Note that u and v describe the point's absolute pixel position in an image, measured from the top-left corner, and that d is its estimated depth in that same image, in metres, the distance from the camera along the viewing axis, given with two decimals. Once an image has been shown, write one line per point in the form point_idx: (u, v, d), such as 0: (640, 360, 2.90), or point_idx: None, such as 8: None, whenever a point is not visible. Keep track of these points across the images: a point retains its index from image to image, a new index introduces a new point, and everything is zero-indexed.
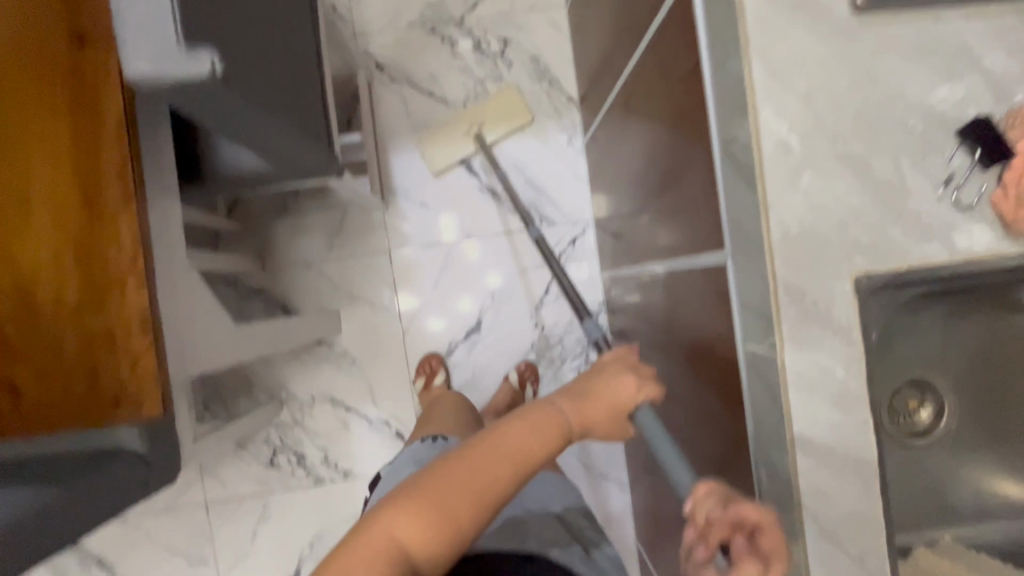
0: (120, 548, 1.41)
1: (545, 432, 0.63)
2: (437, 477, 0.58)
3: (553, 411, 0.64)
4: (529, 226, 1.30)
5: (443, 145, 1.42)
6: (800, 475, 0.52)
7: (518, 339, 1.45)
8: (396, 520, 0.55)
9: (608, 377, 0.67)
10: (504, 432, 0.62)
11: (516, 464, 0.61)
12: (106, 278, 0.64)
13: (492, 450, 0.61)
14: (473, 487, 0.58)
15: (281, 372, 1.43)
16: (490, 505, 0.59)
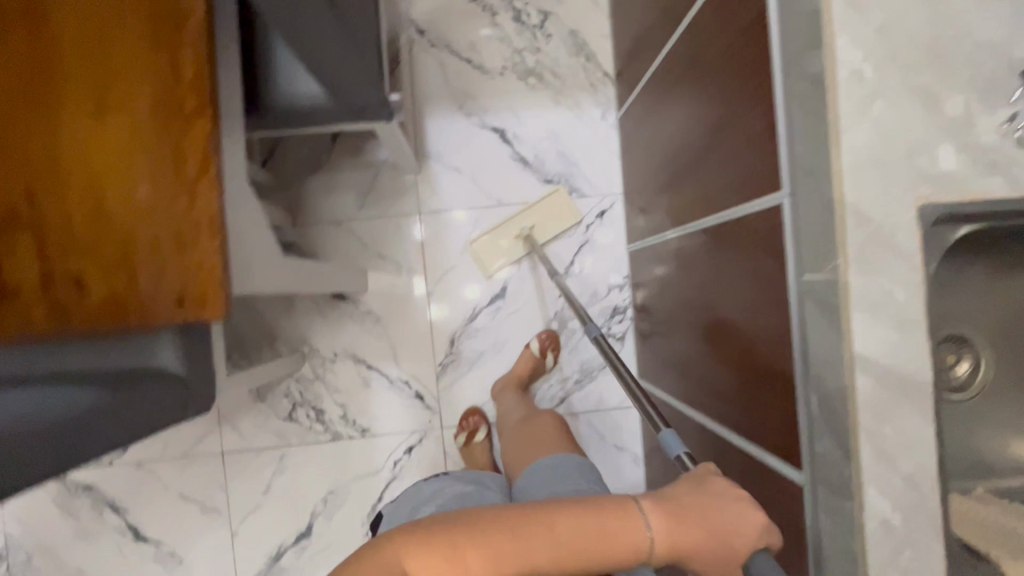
0: (133, 491, 1.42)
1: (625, 545, 0.56)
2: (475, 535, 0.54)
3: (641, 520, 0.57)
4: (586, 322, 1.11)
5: (493, 245, 1.44)
6: (857, 393, 0.54)
7: (541, 307, 1.46)
8: (414, 559, 0.52)
9: (731, 508, 0.58)
10: (568, 522, 0.55)
11: (566, 562, 0.55)
12: (178, 181, 0.66)
13: (546, 536, 0.55)
14: (505, 564, 0.53)
15: (305, 327, 1.43)
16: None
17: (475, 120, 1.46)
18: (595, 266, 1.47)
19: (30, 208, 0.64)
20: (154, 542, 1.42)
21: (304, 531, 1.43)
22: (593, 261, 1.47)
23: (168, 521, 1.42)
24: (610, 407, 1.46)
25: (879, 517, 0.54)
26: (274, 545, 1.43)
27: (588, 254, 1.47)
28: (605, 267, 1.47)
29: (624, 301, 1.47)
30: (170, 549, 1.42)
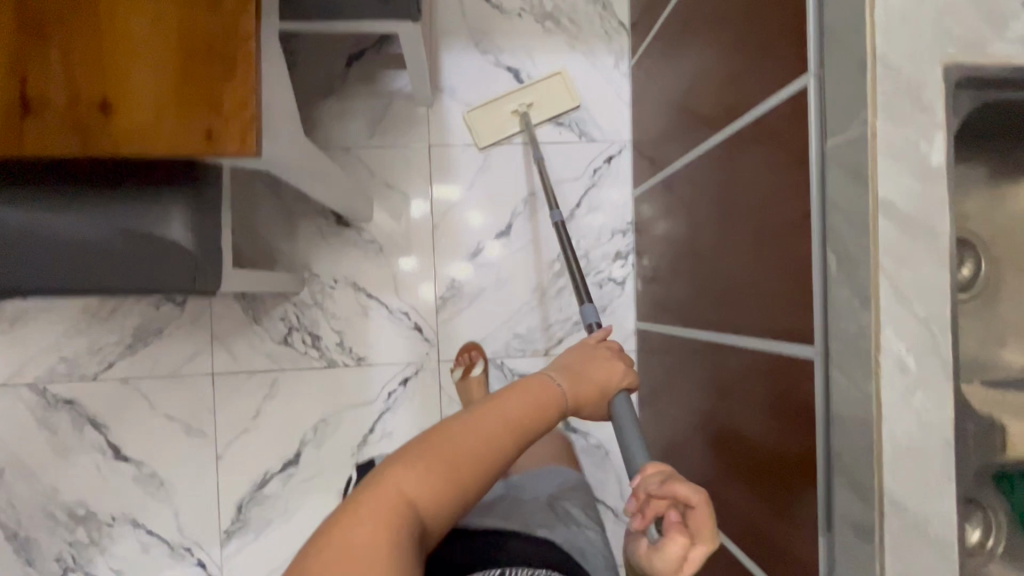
0: (116, 408, 1.38)
1: (542, 393, 0.73)
2: (440, 440, 0.63)
3: (549, 380, 0.75)
4: (552, 208, 1.27)
5: (492, 120, 1.44)
6: (879, 236, 0.57)
7: (545, 247, 1.47)
8: (402, 474, 0.60)
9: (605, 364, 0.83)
10: (501, 402, 0.69)
11: (512, 428, 0.67)
12: (214, 11, 0.65)
13: (487, 417, 0.67)
14: (468, 448, 0.63)
15: (307, 251, 1.42)
16: (480, 471, 0.63)
17: (490, 58, 1.48)
18: (600, 209, 1.49)
19: (62, 34, 0.63)
20: (134, 462, 1.38)
21: (292, 458, 1.41)
22: (599, 204, 1.49)
23: (151, 441, 1.39)
24: None
25: (896, 357, 0.56)
26: (260, 471, 1.40)
27: (595, 197, 1.49)
28: (610, 212, 1.49)
29: (627, 246, 1.49)
30: (151, 470, 1.38)
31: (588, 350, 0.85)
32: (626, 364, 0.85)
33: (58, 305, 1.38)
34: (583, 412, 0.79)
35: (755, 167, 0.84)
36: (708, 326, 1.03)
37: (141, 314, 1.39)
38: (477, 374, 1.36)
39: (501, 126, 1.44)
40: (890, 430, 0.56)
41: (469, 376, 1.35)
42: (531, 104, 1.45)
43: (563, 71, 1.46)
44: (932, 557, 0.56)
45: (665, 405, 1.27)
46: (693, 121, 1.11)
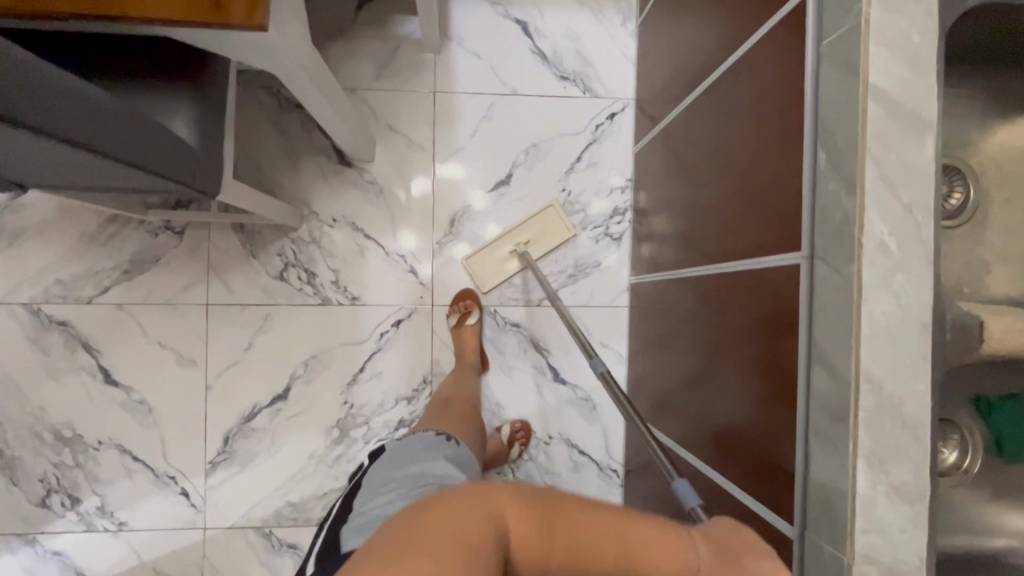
0: (109, 333, 1.39)
1: (677, 564, 0.61)
2: (568, 511, 0.58)
3: (690, 545, 0.64)
4: (592, 357, 1.14)
5: (489, 265, 1.44)
6: (868, 121, 0.58)
7: (543, 199, 1.48)
8: (518, 509, 0.56)
9: (753, 554, 0.66)
10: (632, 527, 0.60)
11: (631, 560, 0.59)
12: None
13: (616, 533, 0.59)
14: (591, 541, 0.58)
15: (308, 188, 1.44)
16: (578, 571, 0.57)
17: (500, 10, 1.49)
18: (601, 164, 1.50)
19: None
20: (124, 388, 1.39)
21: (281, 393, 1.41)
22: (600, 160, 1.50)
23: (142, 368, 1.39)
24: (600, 304, 1.49)
25: (877, 239, 0.57)
26: (248, 404, 1.41)
27: (596, 152, 1.50)
28: (610, 168, 1.50)
29: (625, 203, 1.50)
30: (140, 397, 1.39)
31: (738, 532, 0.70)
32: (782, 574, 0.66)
33: (57, 228, 1.39)
34: None
35: (753, 91, 0.85)
36: (706, 263, 1.04)
37: (139, 242, 1.40)
38: (472, 323, 1.40)
39: (499, 269, 1.45)
40: (869, 310, 0.57)
41: (463, 324, 1.40)
42: (527, 244, 1.45)
43: (555, 204, 1.47)
44: (902, 437, 0.58)
45: (659, 353, 1.29)
46: (694, 69, 1.13)
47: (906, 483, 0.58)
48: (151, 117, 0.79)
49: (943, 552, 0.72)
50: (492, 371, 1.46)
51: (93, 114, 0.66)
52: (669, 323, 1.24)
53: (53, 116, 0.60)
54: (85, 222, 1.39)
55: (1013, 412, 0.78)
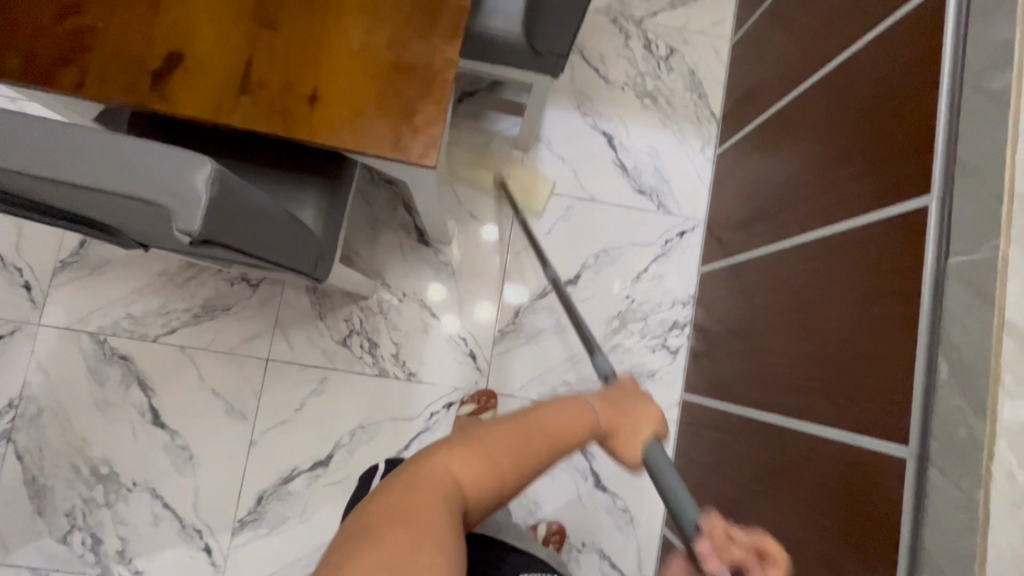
0: (167, 373, 1.40)
1: (572, 423, 0.63)
2: (488, 438, 0.58)
3: (582, 402, 0.65)
4: (548, 268, 1.27)
5: (474, 160, 1.54)
6: (1004, 352, 0.61)
7: (607, 304, 1.52)
8: (448, 460, 0.55)
9: (630, 403, 0.69)
10: (538, 416, 0.61)
11: (556, 441, 0.61)
12: (425, 44, 0.74)
13: (530, 434, 0.59)
14: (520, 453, 0.58)
15: (385, 261, 1.48)
16: (518, 475, 0.58)
17: (588, 120, 1.59)
18: (666, 277, 1.55)
19: (286, 40, 0.73)
20: (169, 431, 1.38)
21: (323, 460, 1.40)
22: (665, 273, 1.55)
23: (191, 413, 1.39)
24: None
25: (1007, 469, 0.60)
26: (289, 466, 1.39)
27: (662, 265, 1.55)
28: (674, 282, 1.54)
29: (685, 318, 1.53)
30: (183, 442, 1.38)
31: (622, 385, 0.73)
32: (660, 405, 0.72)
33: (138, 263, 1.43)
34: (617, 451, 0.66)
35: (855, 269, 0.90)
36: (776, 412, 1.06)
37: (213, 287, 1.44)
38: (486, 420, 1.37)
39: (473, 171, 1.53)
40: (994, 538, 0.60)
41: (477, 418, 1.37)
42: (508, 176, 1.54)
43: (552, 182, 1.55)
44: None
45: (707, 480, 1.28)
46: (778, 216, 1.19)
47: None
48: (295, 215, 0.84)
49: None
50: None
51: (264, 226, 0.71)
52: (722, 454, 1.24)
53: (241, 231, 0.65)
54: (166, 262, 1.43)
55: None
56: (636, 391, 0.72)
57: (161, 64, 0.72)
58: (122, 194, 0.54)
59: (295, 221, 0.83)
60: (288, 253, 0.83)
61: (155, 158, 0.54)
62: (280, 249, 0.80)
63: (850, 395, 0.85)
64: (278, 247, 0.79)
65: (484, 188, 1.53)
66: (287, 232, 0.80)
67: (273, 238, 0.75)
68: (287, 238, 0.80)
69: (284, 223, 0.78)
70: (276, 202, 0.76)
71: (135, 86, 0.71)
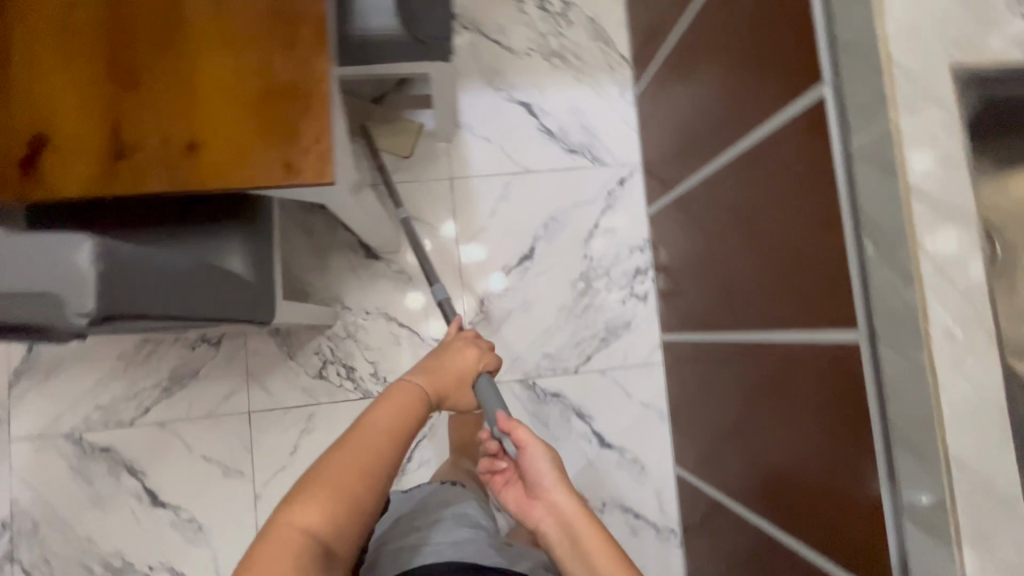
0: (153, 452, 1.38)
1: (397, 417, 0.83)
2: (327, 471, 0.73)
3: (410, 386, 0.89)
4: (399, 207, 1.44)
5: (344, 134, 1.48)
6: (916, 217, 0.64)
7: (567, 268, 1.52)
8: (299, 513, 0.68)
9: (451, 356, 1.03)
10: (371, 422, 0.80)
11: (392, 437, 0.79)
12: (292, 62, 0.72)
13: (367, 451, 0.76)
14: (363, 472, 0.74)
15: (340, 284, 1.47)
16: (367, 488, 0.74)
17: (503, 94, 1.58)
18: (618, 228, 1.55)
19: (148, 92, 0.71)
20: (172, 508, 1.37)
21: None
22: (616, 224, 1.55)
23: (188, 485, 1.38)
24: (634, 363, 1.51)
25: (944, 328, 0.62)
26: None
27: (611, 217, 1.56)
28: (627, 230, 1.55)
29: (646, 262, 1.54)
30: (189, 515, 1.37)
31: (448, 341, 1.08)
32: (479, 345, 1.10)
33: (94, 352, 1.40)
34: (444, 398, 0.98)
35: (777, 176, 0.91)
36: (745, 330, 1.07)
37: (176, 356, 1.42)
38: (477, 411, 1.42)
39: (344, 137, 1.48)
40: (947, 396, 0.61)
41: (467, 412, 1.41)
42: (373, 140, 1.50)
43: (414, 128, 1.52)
44: (998, 513, 0.60)
45: (702, 411, 1.31)
46: (704, 140, 1.20)
47: (1014, 563, 0.59)
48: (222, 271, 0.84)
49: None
50: None
51: (184, 291, 0.70)
52: (709, 384, 1.26)
53: (156, 294, 0.64)
54: (121, 344, 1.41)
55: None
56: (467, 342, 1.09)
57: (27, 150, 0.70)
58: (14, 292, 0.53)
59: (221, 276, 0.82)
60: (221, 307, 0.82)
61: (37, 247, 0.54)
62: (211, 307, 0.79)
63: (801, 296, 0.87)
64: (208, 306, 0.78)
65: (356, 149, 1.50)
66: (213, 288, 0.79)
67: (200, 297, 0.74)
68: (216, 294, 0.80)
69: (210, 282, 0.77)
70: (196, 262, 0.75)
71: (9, 179, 0.69)
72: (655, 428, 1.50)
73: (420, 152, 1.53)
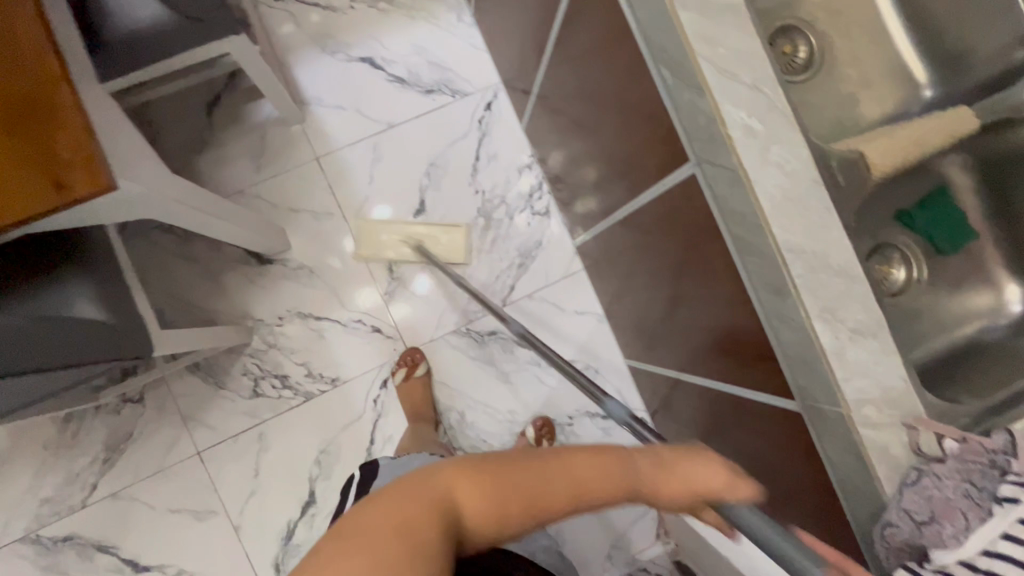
0: (118, 523, 1.35)
1: (614, 485, 0.58)
2: (518, 463, 0.56)
3: (647, 462, 0.60)
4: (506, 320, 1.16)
5: (367, 235, 1.44)
6: (686, 27, 0.64)
7: (463, 208, 1.50)
8: (460, 481, 0.54)
9: (698, 464, 0.61)
10: (573, 464, 0.57)
11: (592, 499, 0.57)
12: (21, 76, 0.67)
13: (569, 483, 0.56)
14: (546, 504, 0.55)
15: (243, 300, 1.42)
16: (533, 519, 0.55)
17: (341, 57, 1.50)
18: (499, 154, 1.52)
19: None
20: (156, 568, 1.35)
21: (308, 500, 1.40)
22: (496, 150, 1.52)
23: (165, 541, 1.36)
24: (559, 278, 1.52)
25: (741, 126, 0.63)
26: (281, 525, 1.39)
27: (490, 145, 1.52)
28: (509, 152, 1.52)
29: (537, 178, 1.53)
30: (176, 569, 1.35)
31: (714, 465, 0.61)
32: (735, 468, 0.61)
33: (19, 450, 1.34)
34: (658, 504, 0.62)
35: (592, 39, 0.89)
36: (626, 203, 1.06)
37: (105, 426, 1.37)
38: (421, 374, 1.41)
39: (376, 240, 1.44)
40: (761, 189, 0.63)
41: (411, 378, 1.41)
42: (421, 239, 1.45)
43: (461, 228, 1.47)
44: (831, 279, 0.63)
45: (625, 299, 1.33)
46: (537, 34, 1.17)
47: (864, 322, 0.64)
48: (82, 319, 0.85)
49: (918, 366, 0.87)
50: (494, 385, 1.47)
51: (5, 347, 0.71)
52: (621, 271, 1.27)
53: None
54: (43, 433, 1.35)
55: (931, 211, 1.00)
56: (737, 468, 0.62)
57: None
58: None
59: (76, 323, 0.83)
60: (77, 348, 0.81)
61: None
62: (55, 353, 0.78)
63: (644, 150, 0.87)
64: (51, 351, 0.78)
65: (403, 258, 1.45)
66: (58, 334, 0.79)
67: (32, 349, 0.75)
68: (58, 342, 0.79)
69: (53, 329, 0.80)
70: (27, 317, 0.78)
71: None
72: (597, 331, 1.52)
73: (278, 141, 1.46)
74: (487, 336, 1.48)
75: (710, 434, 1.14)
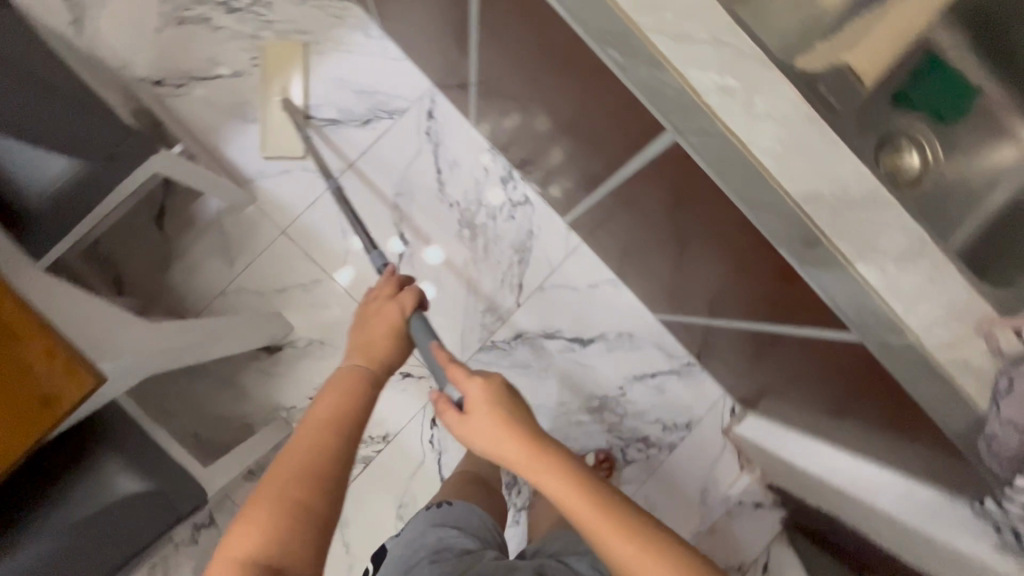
0: None
1: (348, 393, 0.76)
2: (278, 467, 0.67)
3: (353, 367, 0.80)
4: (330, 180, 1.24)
5: (281, 137, 1.40)
6: None
7: (444, 227, 1.44)
8: (241, 532, 0.62)
9: (379, 315, 0.87)
10: (315, 415, 0.72)
11: (336, 422, 0.71)
12: None
13: (318, 433, 0.70)
14: (310, 463, 0.67)
15: (268, 394, 1.39)
16: (314, 490, 0.65)
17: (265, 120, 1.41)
18: (458, 158, 1.45)
19: None
20: None
21: None
22: (453, 156, 1.45)
23: None
24: (562, 259, 1.47)
25: None
26: None
27: (445, 153, 1.45)
28: (465, 152, 1.45)
29: (505, 168, 1.46)
30: None
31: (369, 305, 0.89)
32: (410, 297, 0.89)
33: None
34: (396, 364, 0.85)
35: (519, 29, 0.83)
36: (606, 176, 1.01)
37: (189, 557, 1.37)
38: None
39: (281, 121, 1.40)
40: None
41: None
42: (284, 89, 1.41)
43: (266, 43, 1.42)
44: None
45: (634, 260, 1.29)
46: (454, 29, 1.09)
47: (906, 248, 0.67)
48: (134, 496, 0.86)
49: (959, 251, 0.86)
50: (539, 385, 1.45)
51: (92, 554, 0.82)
52: (621, 236, 1.23)
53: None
54: None
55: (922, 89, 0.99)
56: (389, 292, 0.90)
57: None
58: None
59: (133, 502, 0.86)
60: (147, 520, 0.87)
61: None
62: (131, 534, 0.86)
63: (611, 126, 0.82)
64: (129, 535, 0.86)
65: (284, 119, 1.40)
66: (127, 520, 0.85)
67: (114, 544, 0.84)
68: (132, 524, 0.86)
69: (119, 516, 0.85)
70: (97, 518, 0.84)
71: None
72: (617, 297, 1.48)
73: (238, 227, 1.40)
74: (513, 341, 1.45)
75: (764, 366, 1.12)
